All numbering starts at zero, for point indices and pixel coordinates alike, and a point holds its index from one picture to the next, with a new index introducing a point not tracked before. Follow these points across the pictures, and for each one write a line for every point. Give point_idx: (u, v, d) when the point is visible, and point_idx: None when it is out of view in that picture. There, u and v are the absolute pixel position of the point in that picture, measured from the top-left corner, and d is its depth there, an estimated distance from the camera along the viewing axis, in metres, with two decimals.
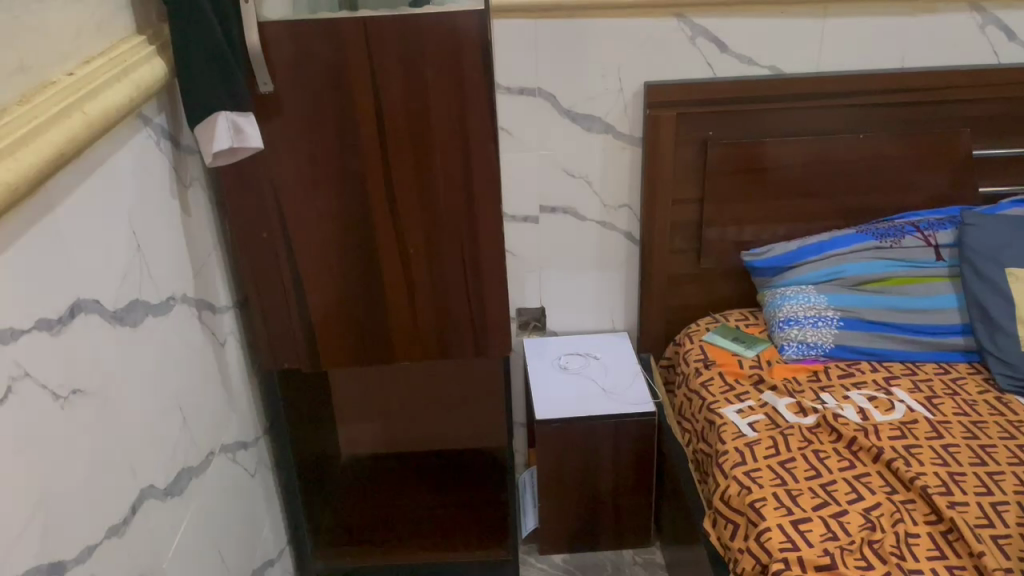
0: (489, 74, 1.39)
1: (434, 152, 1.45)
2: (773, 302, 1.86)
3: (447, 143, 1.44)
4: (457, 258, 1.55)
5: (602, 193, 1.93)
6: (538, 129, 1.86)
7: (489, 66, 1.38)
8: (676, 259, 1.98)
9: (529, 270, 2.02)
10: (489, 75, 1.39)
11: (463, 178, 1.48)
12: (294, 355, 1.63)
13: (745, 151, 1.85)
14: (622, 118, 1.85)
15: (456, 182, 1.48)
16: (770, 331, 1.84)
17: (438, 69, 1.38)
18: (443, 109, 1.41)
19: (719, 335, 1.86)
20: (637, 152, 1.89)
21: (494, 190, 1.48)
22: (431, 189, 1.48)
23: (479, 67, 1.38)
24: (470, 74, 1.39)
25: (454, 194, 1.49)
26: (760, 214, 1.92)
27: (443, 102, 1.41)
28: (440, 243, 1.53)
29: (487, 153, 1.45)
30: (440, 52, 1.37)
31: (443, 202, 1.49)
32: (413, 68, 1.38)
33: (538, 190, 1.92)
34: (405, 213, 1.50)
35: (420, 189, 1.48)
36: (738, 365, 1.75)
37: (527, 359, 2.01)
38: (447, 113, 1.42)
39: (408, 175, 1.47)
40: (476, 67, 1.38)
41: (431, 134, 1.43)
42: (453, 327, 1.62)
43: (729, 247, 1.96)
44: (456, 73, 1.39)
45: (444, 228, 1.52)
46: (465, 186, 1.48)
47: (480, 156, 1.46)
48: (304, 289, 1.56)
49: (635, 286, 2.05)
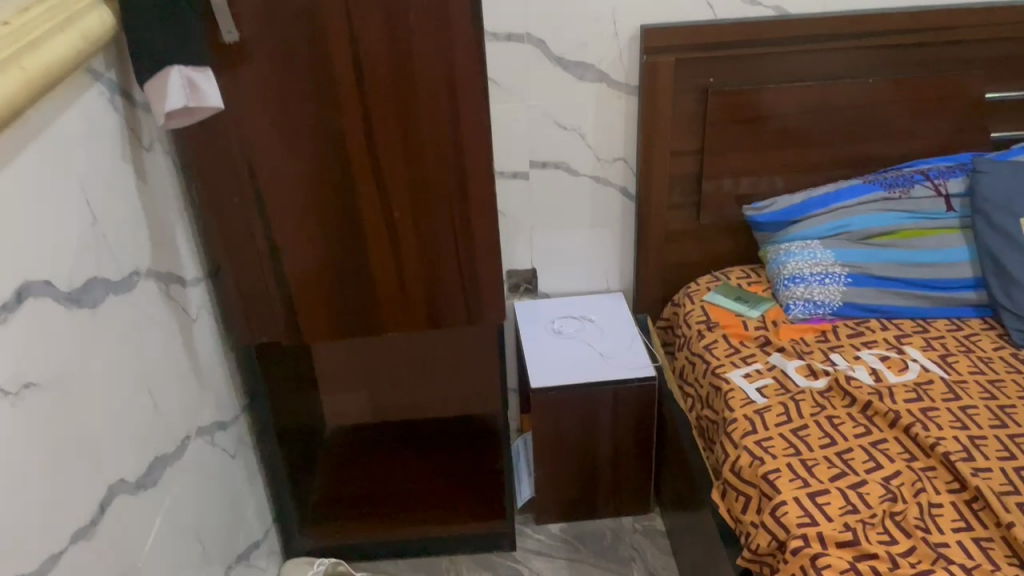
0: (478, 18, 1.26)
1: (418, 106, 1.33)
2: (777, 258, 1.77)
3: (432, 95, 1.32)
4: (445, 220, 1.44)
5: (596, 147, 1.82)
6: (526, 79, 1.73)
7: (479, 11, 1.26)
8: (674, 214, 1.88)
9: (519, 230, 1.91)
10: (478, 20, 1.26)
11: (452, 134, 1.36)
12: (272, 329, 1.51)
13: (748, 99, 1.73)
14: (617, 65, 1.73)
15: (443, 138, 1.36)
16: (774, 289, 1.75)
17: (422, 13, 1.25)
18: (428, 57, 1.29)
19: (721, 294, 1.77)
20: (633, 101, 1.77)
21: (486, 147, 1.37)
22: (416, 146, 1.36)
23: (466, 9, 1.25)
24: (457, 18, 1.26)
25: (442, 152, 1.37)
26: (763, 166, 1.82)
27: (426, 49, 1.28)
28: (428, 205, 1.42)
29: (478, 106, 1.33)
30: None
31: (429, 161, 1.38)
32: (393, 12, 1.25)
33: (528, 144, 1.80)
34: (388, 173, 1.38)
35: (404, 147, 1.36)
36: (743, 327, 1.66)
37: (519, 325, 1.91)
38: (431, 61, 1.29)
39: (390, 131, 1.35)
40: (464, 9, 1.25)
41: (415, 87, 1.31)
42: (444, 295, 1.51)
43: (729, 201, 1.86)
44: (441, 18, 1.26)
45: (430, 188, 1.40)
46: (454, 142, 1.36)
47: (469, 110, 1.34)
48: (280, 257, 1.44)
49: (630, 244, 1.95)
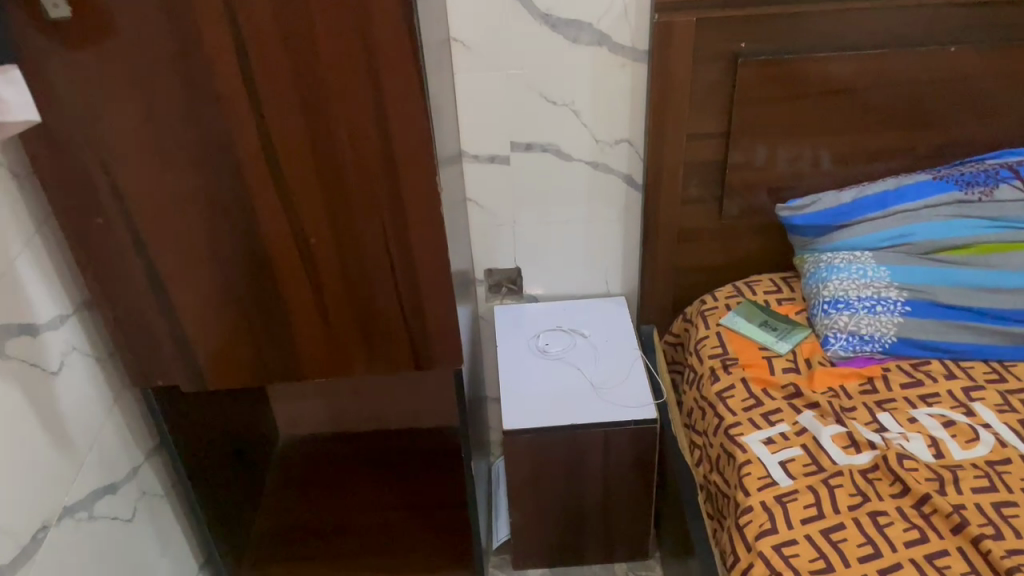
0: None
1: (330, 98, 0.98)
2: (816, 274, 1.41)
3: (347, 82, 0.97)
4: (378, 243, 1.10)
5: (593, 126, 1.45)
6: (503, 42, 1.35)
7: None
8: (689, 210, 1.51)
9: (499, 224, 1.57)
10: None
11: (379, 135, 1.01)
12: (169, 370, 1.21)
13: (790, 70, 1.34)
14: (620, 24, 1.34)
15: (367, 139, 1.01)
16: (812, 313, 1.40)
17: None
18: (339, 31, 0.93)
19: (742, 317, 1.42)
20: (641, 70, 1.38)
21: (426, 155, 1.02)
22: (331, 149, 1.02)
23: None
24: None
25: (366, 156, 1.03)
26: (804, 154, 1.44)
27: (335, 21, 0.93)
28: (355, 226, 1.08)
29: (411, 100, 0.98)
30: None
31: (351, 169, 1.04)
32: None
33: (507, 122, 1.44)
34: (298, 183, 1.05)
35: (315, 150, 1.02)
36: (767, 367, 1.32)
37: (497, 341, 1.58)
38: (344, 37, 0.94)
39: (295, 130, 1.00)
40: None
41: (323, 72, 0.96)
42: (382, 333, 1.19)
43: (758, 197, 1.48)
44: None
45: (354, 202, 1.07)
46: (382, 143, 1.02)
47: (402, 103, 0.99)
48: (168, 289, 1.12)
49: (635, 242, 1.60)
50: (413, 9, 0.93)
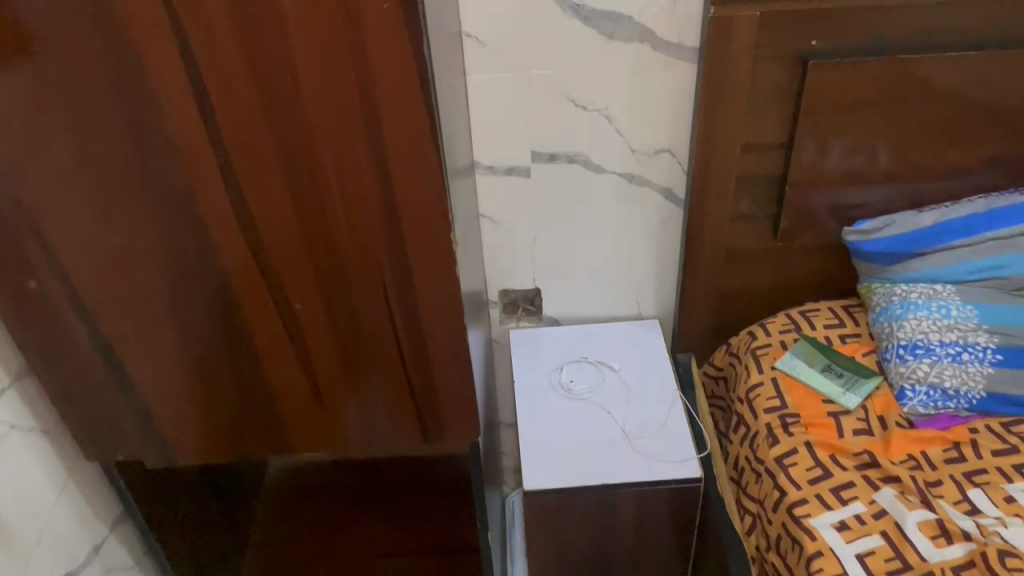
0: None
1: (315, 141, 0.76)
2: (889, 309, 1.21)
3: (336, 123, 0.75)
4: (376, 308, 0.90)
5: (629, 134, 1.23)
6: (524, 38, 1.12)
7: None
8: (738, 229, 1.30)
9: (516, 241, 1.36)
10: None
11: (378, 187, 0.79)
12: (131, 446, 1.01)
13: (869, 74, 1.12)
14: (666, 17, 1.11)
15: (362, 192, 0.80)
16: (883, 358, 1.20)
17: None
18: (325, 59, 0.71)
19: (801, 359, 1.23)
20: (688, 71, 1.16)
21: (437, 208, 0.81)
22: (318, 203, 0.80)
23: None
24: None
25: (363, 213, 0.81)
26: (860, 151, 1.20)
27: (320, 46, 0.70)
28: (350, 289, 0.88)
29: (417, 144, 0.76)
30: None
31: (344, 227, 0.82)
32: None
33: (527, 129, 1.22)
34: (276, 241, 0.83)
35: (298, 204, 0.81)
36: (834, 427, 1.13)
37: (514, 375, 1.39)
38: (330, 67, 0.72)
39: (271, 179, 0.79)
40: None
41: (305, 109, 0.74)
42: (382, 405, 0.99)
43: (820, 217, 1.27)
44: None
45: (347, 265, 0.85)
46: (380, 197, 0.80)
47: (407, 147, 0.77)
48: (123, 359, 0.92)
49: (673, 261, 1.39)
50: (421, 31, 0.70)
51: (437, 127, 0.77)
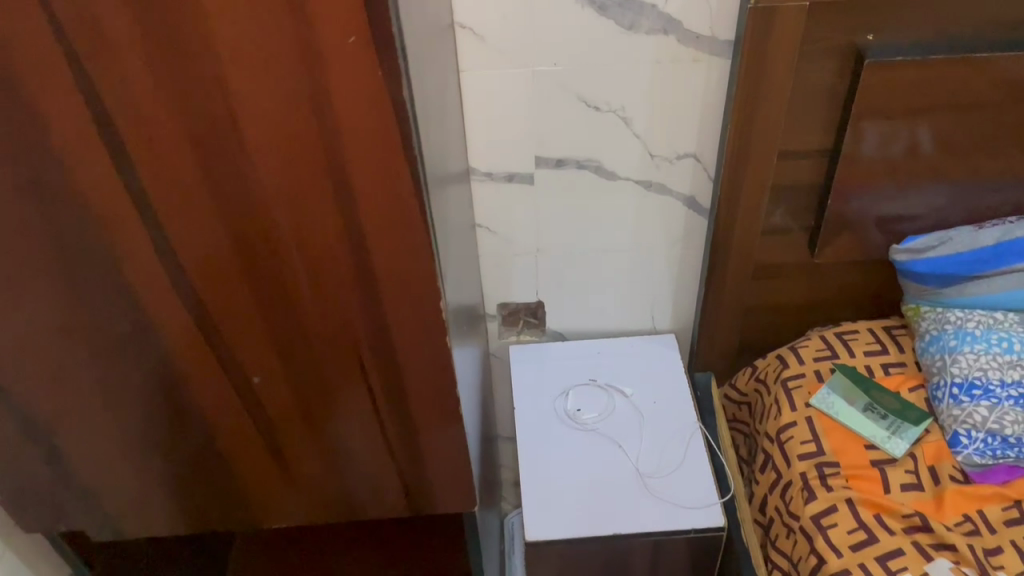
0: (394, 26, 0.51)
1: (268, 206, 0.60)
2: (941, 339, 1.07)
3: (295, 185, 0.59)
4: (351, 384, 0.74)
5: (649, 138, 1.06)
6: (529, 29, 0.95)
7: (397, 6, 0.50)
8: (770, 242, 1.14)
9: (517, 252, 1.21)
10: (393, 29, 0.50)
11: (350, 257, 0.63)
12: (71, 521, 0.87)
13: (934, 74, 0.95)
14: (696, 6, 0.93)
15: (331, 263, 0.64)
16: (932, 395, 1.06)
17: (248, 13, 0.50)
18: (277, 109, 0.54)
19: (839, 395, 1.08)
20: (721, 68, 0.99)
21: (425, 279, 0.65)
22: (274, 273, 0.64)
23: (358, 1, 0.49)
24: (339, 27, 0.50)
25: (333, 285, 0.65)
26: (898, 136, 1.01)
27: (269, 92, 0.53)
28: (320, 365, 0.72)
29: (400, 208, 0.60)
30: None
31: (309, 300, 0.66)
32: (177, 10, 0.50)
33: (531, 132, 1.06)
34: (226, 315, 0.67)
35: (250, 276, 0.65)
36: (879, 481, 0.99)
37: (514, 400, 1.25)
38: (284, 119, 0.55)
39: (216, 249, 0.62)
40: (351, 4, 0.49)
41: (254, 170, 0.57)
42: (362, 478, 0.84)
43: (863, 231, 1.12)
44: (297, 26, 0.50)
45: (316, 340, 0.70)
46: (353, 268, 0.64)
47: (386, 213, 0.60)
48: (52, 436, 0.77)
49: (693, 273, 1.24)
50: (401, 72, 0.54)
51: (424, 188, 0.60)
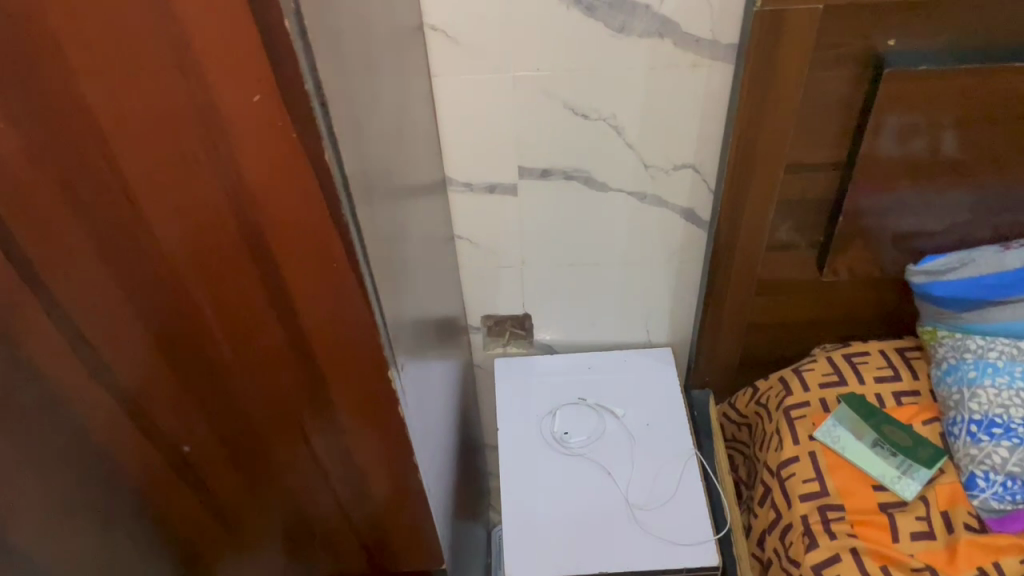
0: (312, 91, 0.42)
1: (178, 276, 0.51)
2: (960, 370, 0.97)
3: (210, 259, 0.50)
4: (297, 453, 0.66)
5: (643, 148, 0.97)
6: (508, 32, 0.86)
7: (310, 65, 0.41)
8: (775, 259, 1.05)
9: (501, 264, 1.12)
10: (306, 92, 0.41)
11: (283, 332, 0.55)
12: None
13: (962, 85, 0.84)
14: (695, 7, 0.83)
15: (261, 337, 0.55)
16: (947, 431, 0.97)
17: (131, 71, 0.41)
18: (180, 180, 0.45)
19: (846, 428, 1.00)
20: (723, 74, 0.89)
21: (367, 354, 0.56)
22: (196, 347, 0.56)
23: (259, 58, 0.40)
24: (240, 89, 0.41)
25: (265, 358, 0.57)
26: (918, 134, 0.89)
27: (167, 161, 0.45)
28: (259, 433, 0.64)
29: (332, 285, 0.51)
30: (119, 12, 0.39)
31: (237, 369, 0.58)
32: (44, 66, 0.41)
33: (512, 141, 0.96)
34: (146, 391, 0.59)
35: (169, 351, 0.56)
36: (886, 528, 0.91)
37: (498, 420, 1.17)
38: (189, 190, 0.46)
39: (123, 320, 0.54)
40: (251, 63, 0.40)
41: (161, 242, 0.49)
42: (317, 539, 0.77)
43: (877, 249, 1.02)
44: (192, 86, 0.41)
45: (253, 410, 0.62)
46: (287, 342, 0.56)
47: (315, 290, 0.52)
48: None
49: (691, 286, 1.15)
50: (331, 144, 0.44)
51: (366, 267, 0.51)
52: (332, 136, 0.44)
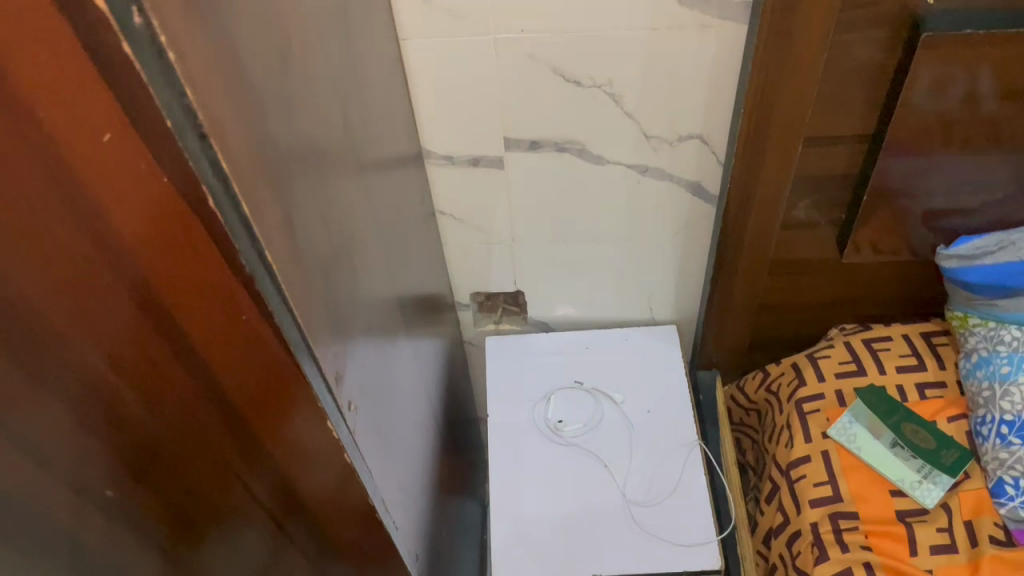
0: (181, 117, 0.33)
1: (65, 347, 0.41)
2: (992, 363, 0.88)
3: (93, 327, 0.41)
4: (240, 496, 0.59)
5: (643, 118, 0.86)
6: None
7: (174, 92, 0.32)
8: (790, 238, 0.95)
9: (489, 241, 1.03)
10: (173, 127, 0.33)
11: (195, 381, 0.48)
12: None
13: (1012, 48, 0.73)
14: None
15: (170, 392, 0.47)
16: (975, 430, 0.88)
17: None
18: (36, 243, 0.36)
19: (863, 425, 0.92)
20: (735, 37, 0.77)
21: (290, 391, 0.49)
22: (104, 432, 0.46)
23: (102, 85, 0.32)
24: (88, 124, 0.33)
25: (179, 415, 0.49)
26: (954, 82, 0.75)
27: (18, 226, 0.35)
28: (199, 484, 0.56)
29: (232, 320, 0.44)
30: None
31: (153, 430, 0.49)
32: None
33: (495, 111, 0.86)
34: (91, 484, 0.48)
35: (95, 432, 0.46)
36: (903, 539, 0.84)
37: (487, 405, 1.10)
38: (50, 253, 0.37)
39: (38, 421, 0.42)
40: (97, 94, 0.32)
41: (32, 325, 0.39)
42: None
43: (904, 229, 0.92)
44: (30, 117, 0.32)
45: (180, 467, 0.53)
46: (200, 391, 0.48)
47: (216, 325, 0.44)
48: None
49: (698, 264, 1.05)
50: (224, 184, 0.37)
51: (283, 305, 0.45)
52: (228, 176, 0.37)
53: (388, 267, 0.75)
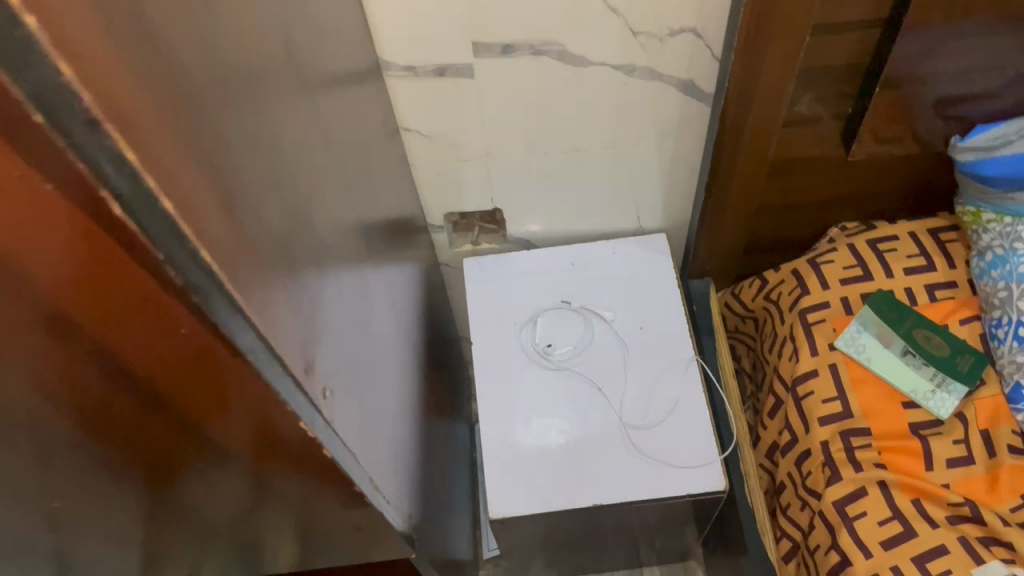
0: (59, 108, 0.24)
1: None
2: (1009, 263, 0.82)
3: (3, 377, 0.32)
4: (210, 506, 0.51)
5: (629, 13, 0.75)
6: None
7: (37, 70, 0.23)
8: (790, 136, 0.87)
9: (462, 157, 0.94)
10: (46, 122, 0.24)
11: (146, 411, 0.39)
12: None
13: None
14: None
15: (99, 422, 0.38)
16: (990, 332, 0.84)
17: None
18: None
19: (873, 335, 0.87)
20: None
21: (252, 410, 0.40)
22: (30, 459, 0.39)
23: None
24: None
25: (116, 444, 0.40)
26: None
27: None
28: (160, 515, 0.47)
29: (167, 335, 0.34)
30: None
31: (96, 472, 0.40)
32: None
33: (459, 14, 0.75)
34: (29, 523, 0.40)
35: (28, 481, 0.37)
36: (919, 453, 0.80)
37: (471, 332, 1.03)
38: None
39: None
40: None
41: None
42: None
43: (914, 122, 0.84)
44: None
45: None
46: (150, 422, 0.40)
47: (143, 340, 0.34)
48: None
49: (690, 168, 0.97)
50: (137, 184, 0.28)
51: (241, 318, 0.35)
52: (138, 171, 0.27)
53: (355, 208, 0.66)
